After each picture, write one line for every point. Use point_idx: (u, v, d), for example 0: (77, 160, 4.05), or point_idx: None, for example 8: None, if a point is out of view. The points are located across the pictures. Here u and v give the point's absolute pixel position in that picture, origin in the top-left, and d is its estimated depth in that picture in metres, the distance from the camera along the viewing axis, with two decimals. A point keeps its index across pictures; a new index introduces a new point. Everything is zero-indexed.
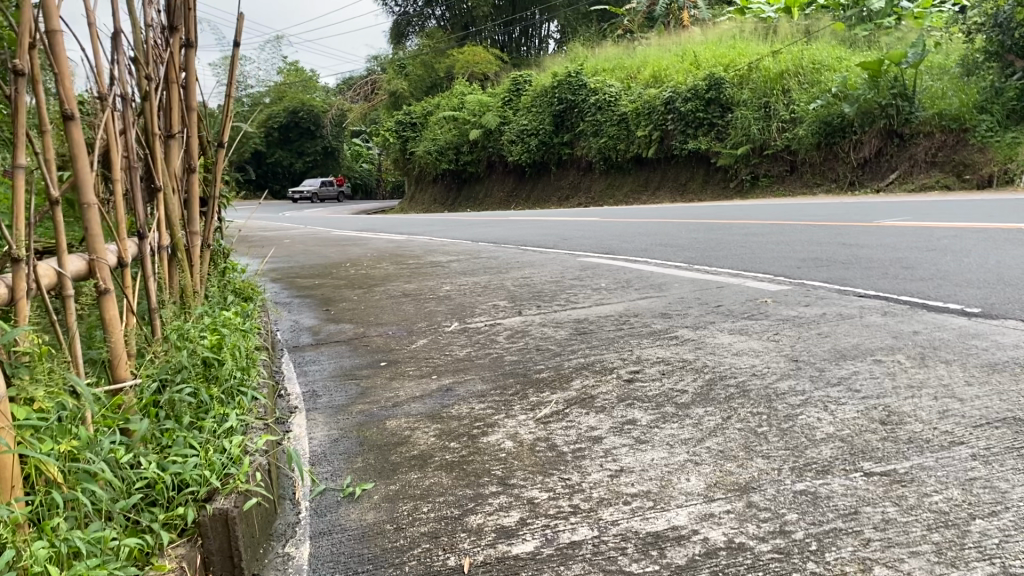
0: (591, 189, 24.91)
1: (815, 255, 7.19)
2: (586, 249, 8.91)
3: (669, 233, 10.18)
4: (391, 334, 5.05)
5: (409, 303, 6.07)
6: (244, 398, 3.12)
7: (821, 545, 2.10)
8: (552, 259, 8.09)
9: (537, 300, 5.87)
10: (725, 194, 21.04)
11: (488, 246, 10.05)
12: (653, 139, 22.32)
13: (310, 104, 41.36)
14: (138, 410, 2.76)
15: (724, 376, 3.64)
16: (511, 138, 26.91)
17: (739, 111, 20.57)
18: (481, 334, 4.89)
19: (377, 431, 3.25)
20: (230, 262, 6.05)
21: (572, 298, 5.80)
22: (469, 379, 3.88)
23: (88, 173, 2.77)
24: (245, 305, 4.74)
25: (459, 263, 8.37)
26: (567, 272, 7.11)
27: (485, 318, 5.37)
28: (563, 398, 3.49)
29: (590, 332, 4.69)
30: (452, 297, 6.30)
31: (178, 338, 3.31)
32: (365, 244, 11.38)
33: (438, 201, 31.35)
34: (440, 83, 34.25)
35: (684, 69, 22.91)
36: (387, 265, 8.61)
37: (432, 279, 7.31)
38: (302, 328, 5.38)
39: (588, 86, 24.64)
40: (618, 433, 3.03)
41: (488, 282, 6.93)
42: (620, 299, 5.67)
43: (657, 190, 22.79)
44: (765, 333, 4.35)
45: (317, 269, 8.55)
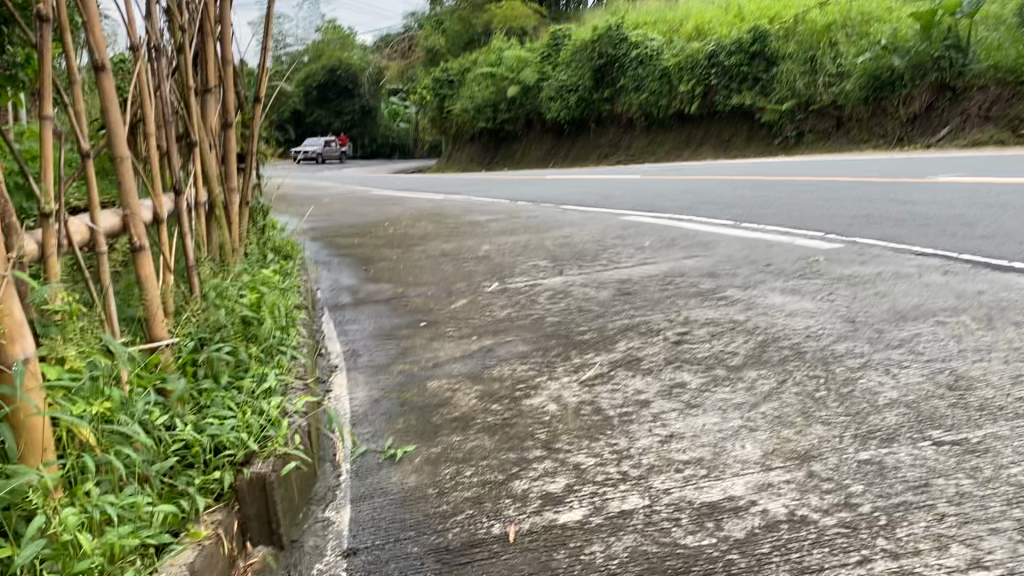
0: (631, 147, 24.49)
1: (868, 212, 6.91)
2: (629, 208, 8.72)
3: (713, 191, 9.92)
4: (431, 293, 4.96)
5: (449, 263, 5.98)
6: (284, 358, 3.06)
7: (890, 520, 1.97)
8: (593, 218, 7.93)
9: (579, 259, 5.73)
10: (769, 151, 20.53)
11: (528, 204, 9.91)
12: (696, 95, 21.81)
13: (348, 62, 41.19)
14: (176, 369, 2.72)
15: (778, 338, 3.48)
16: (550, 95, 26.54)
17: (785, 64, 19.97)
18: (522, 294, 4.78)
19: (418, 392, 3.17)
20: (269, 220, 6.00)
21: (615, 258, 5.66)
22: (511, 339, 3.78)
23: (121, 128, 2.70)
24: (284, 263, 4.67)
25: (498, 222, 8.25)
26: (609, 230, 6.95)
27: (526, 278, 5.25)
28: (608, 360, 3.37)
29: (634, 292, 4.55)
30: (492, 256, 6.19)
31: (217, 297, 3.26)
32: (404, 202, 11.31)
33: (476, 159, 31.14)
34: (478, 39, 33.81)
35: (729, 21, 22.25)
36: (426, 224, 8.53)
37: (471, 238, 7.20)
38: (341, 287, 5.31)
39: (629, 40, 24.12)
40: (667, 398, 2.90)
41: (529, 240, 6.80)
42: (665, 258, 5.50)
43: (699, 147, 22.30)
44: (819, 293, 4.17)
45: (356, 227, 8.50)
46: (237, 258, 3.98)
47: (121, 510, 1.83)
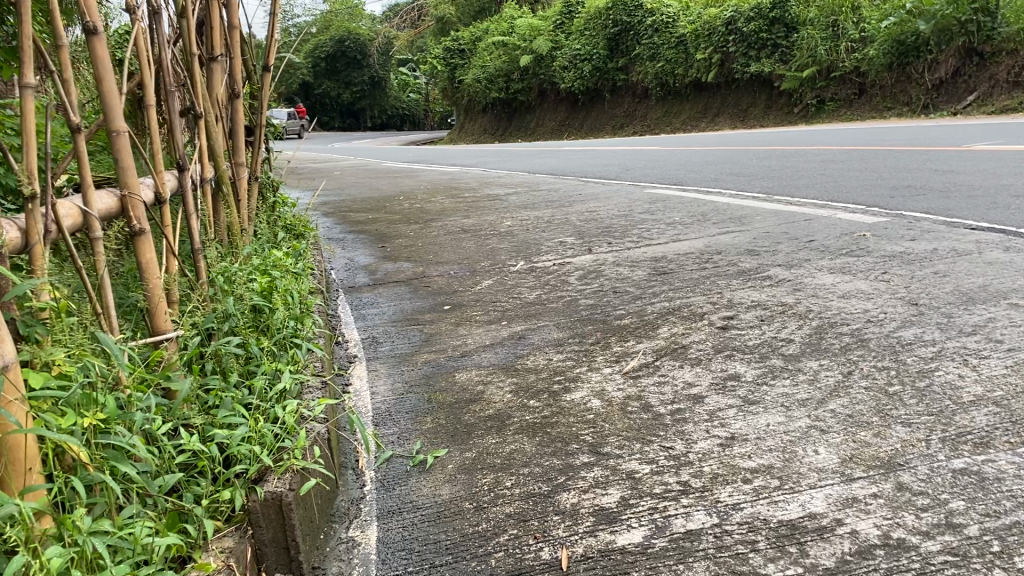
0: (646, 117, 24.00)
1: (908, 182, 6.57)
2: (652, 180, 8.39)
3: (737, 161, 9.58)
4: (453, 274, 4.68)
5: (470, 240, 5.69)
6: (299, 351, 2.79)
7: (1005, 546, 1.70)
8: (617, 191, 7.62)
9: (606, 236, 5.43)
10: (788, 120, 20.03)
11: (547, 177, 9.59)
12: (713, 63, 21.30)
13: (358, 33, 40.63)
14: (180, 365, 2.46)
15: (836, 324, 3.19)
16: (564, 64, 26.00)
17: (805, 30, 19.42)
18: (550, 274, 4.50)
19: (446, 385, 2.90)
20: (280, 196, 5.72)
21: (646, 234, 5.36)
22: (543, 325, 3.50)
23: (116, 99, 2.41)
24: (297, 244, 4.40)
25: (518, 196, 7.95)
26: (636, 204, 6.64)
27: (552, 256, 4.96)
28: (651, 349, 3.09)
29: (670, 272, 4.26)
30: (514, 233, 5.90)
31: (226, 284, 3.00)
32: (419, 176, 11.00)
33: (488, 131, 30.68)
34: (489, 8, 33.23)
35: None
36: (443, 198, 8.24)
37: (491, 213, 6.91)
38: (357, 267, 5.04)
39: (645, 6, 23.55)
40: (721, 392, 2.63)
41: (551, 216, 6.51)
42: (699, 235, 5.20)
43: (717, 116, 21.80)
44: (871, 271, 3.87)
45: (370, 202, 8.22)
46: (247, 239, 3.72)
47: (116, 541, 1.58)
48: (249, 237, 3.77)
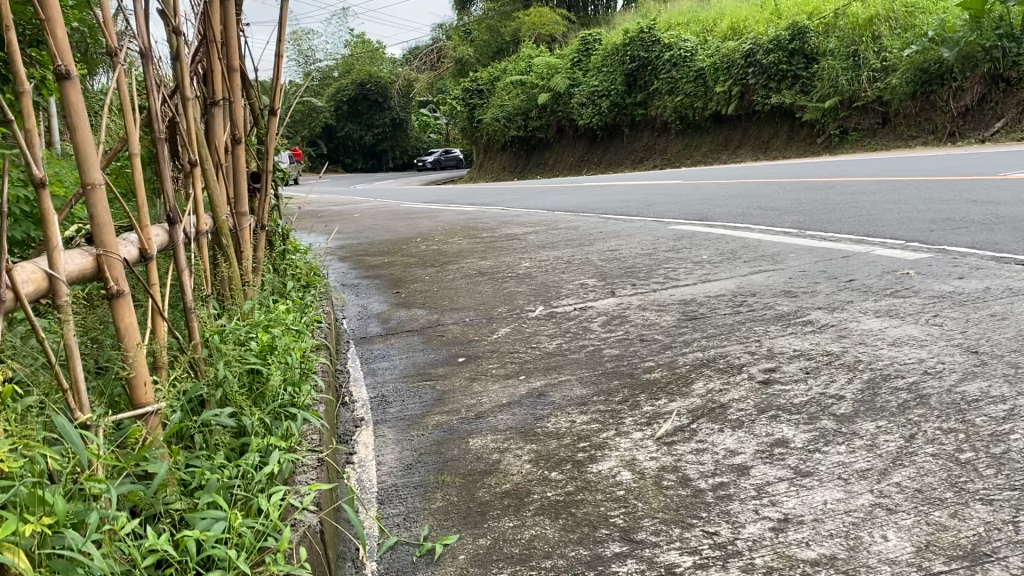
0: (666, 151, 23.80)
1: (948, 214, 6.25)
2: (676, 216, 8.12)
3: (763, 195, 9.29)
4: (469, 322, 4.42)
5: (487, 284, 5.44)
6: (296, 420, 2.54)
7: None
8: (640, 228, 7.35)
9: (631, 277, 5.16)
10: (811, 151, 19.74)
11: (567, 215, 9.35)
12: (733, 95, 21.12)
13: (377, 76, 41.01)
14: (161, 442, 2.22)
15: (889, 376, 2.89)
16: (582, 100, 25.94)
17: (826, 60, 19.21)
18: (571, 320, 4.22)
19: (459, 453, 2.63)
20: (289, 242, 5.51)
21: (673, 275, 5.08)
22: (566, 380, 3.22)
23: (93, 149, 2.17)
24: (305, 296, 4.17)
25: (537, 235, 7.70)
26: (660, 242, 6.37)
27: (574, 300, 4.69)
28: (685, 408, 2.80)
29: (701, 317, 3.97)
30: (533, 275, 5.64)
31: (221, 345, 2.78)
32: (436, 216, 10.80)
33: (507, 168, 30.62)
34: (506, 48, 33.41)
35: (766, 18, 21.56)
36: (460, 239, 8.01)
37: (509, 254, 6.66)
38: (369, 315, 4.79)
39: (662, 41, 23.47)
40: (768, 462, 2.34)
41: (572, 255, 6.25)
42: (728, 275, 4.91)
43: (738, 149, 21.56)
44: (921, 314, 3.57)
45: (386, 245, 8.01)
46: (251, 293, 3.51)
47: None
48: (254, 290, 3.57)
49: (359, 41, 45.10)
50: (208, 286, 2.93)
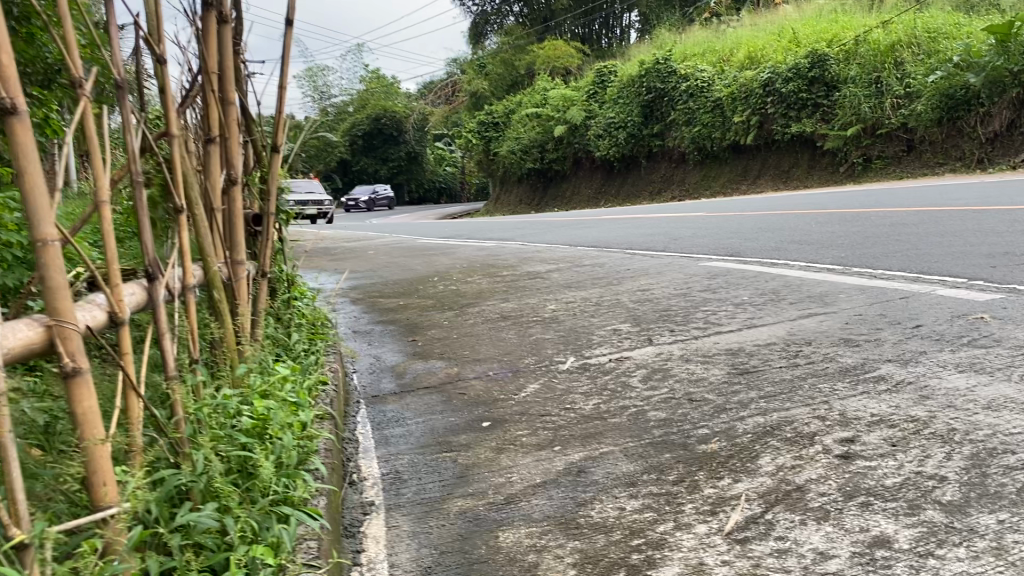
0: (685, 181, 23.41)
1: (1006, 247, 5.79)
2: (706, 251, 7.70)
3: (797, 227, 8.85)
4: (493, 375, 3.99)
5: (510, 329, 5.03)
6: (290, 521, 2.12)
7: None
8: (669, 265, 6.93)
9: (667, 321, 4.73)
10: (834, 179, 19.28)
11: (590, 250, 8.96)
12: (752, 125, 20.76)
13: (392, 111, 41.07)
14: (122, 555, 1.82)
15: (997, 450, 2.44)
16: (598, 132, 25.65)
17: (847, 88, 18.85)
18: (607, 373, 3.79)
19: (487, 552, 2.20)
20: (297, 288, 5.13)
21: (714, 319, 4.64)
22: (608, 452, 2.79)
23: (46, 199, 1.77)
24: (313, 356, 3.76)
25: (561, 274, 7.29)
26: (694, 281, 5.95)
27: (608, 348, 4.26)
28: (755, 493, 2.36)
29: (755, 371, 3.53)
30: (560, 319, 5.22)
31: (209, 422, 2.39)
32: (453, 253, 10.42)
33: (523, 201, 30.30)
34: (520, 81, 33.32)
35: (784, 47, 21.26)
36: (479, 278, 7.62)
37: (532, 295, 6.25)
38: (383, 368, 4.38)
39: (679, 72, 23.19)
40: (872, 571, 1.90)
41: (600, 296, 5.83)
42: (776, 319, 4.47)
43: (758, 179, 21.12)
44: (1013, 369, 3.11)
45: (401, 285, 7.63)
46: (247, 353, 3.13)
47: None
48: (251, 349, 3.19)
49: (374, 77, 45.32)
50: (195, 349, 2.55)
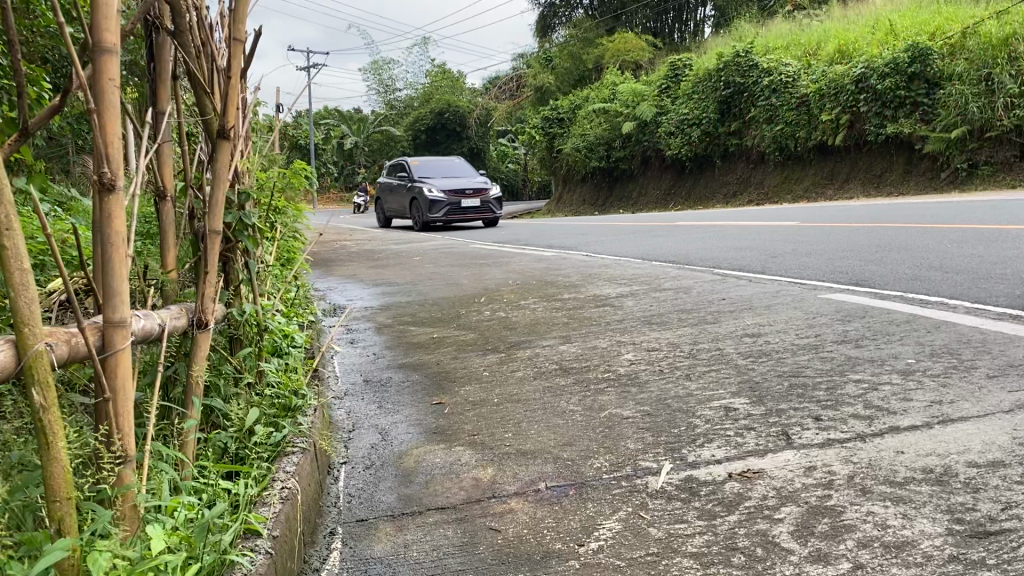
0: (763, 184, 21.43)
1: None
2: (820, 278, 6.14)
3: (927, 245, 7.20)
4: (545, 491, 2.58)
5: (572, 394, 3.60)
6: None
7: None
8: (779, 297, 5.40)
9: (805, 399, 3.25)
10: (934, 186, 17.26)
11: (669, 268, 7.46)
12: (841, 125, 18.83)
13: (456, 105, 39.73)
14: None
15: None
16: (670, 130, 23.78)
17: (952, 86, 16.84)
18: (733, 509, 2.35)
19: None
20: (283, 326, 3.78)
21: (877, 401, 3.14)
22: None
23: None
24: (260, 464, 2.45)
25: (636, 301, 5.84)
26: (821, 327, 4.44)
27: (721, 448, 2.81)
28: None
29: (996, 533, 2.07)
30: (641, 378, 3.77)
31: None
32: (507, 264, 9.02)
33: (588, 201, 28.54)
34: (587, 76, 31.75)
35: (879, 40, 19.25)
36: (533, 302, 6.20)
37: (602, 334, 4.81)
38: (383, 458, 2.99)
39: (761, 66, 21.28)
40: None
41: (694, 341, 4.36)
42: (978, 409, 2.96)
43: (846, 183, 19.18)
44: None
45: (439, 307, 6.28)
46: (128, 474, 1.90)
47: None
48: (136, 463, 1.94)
49: (438, 70, 44.07)
50: None
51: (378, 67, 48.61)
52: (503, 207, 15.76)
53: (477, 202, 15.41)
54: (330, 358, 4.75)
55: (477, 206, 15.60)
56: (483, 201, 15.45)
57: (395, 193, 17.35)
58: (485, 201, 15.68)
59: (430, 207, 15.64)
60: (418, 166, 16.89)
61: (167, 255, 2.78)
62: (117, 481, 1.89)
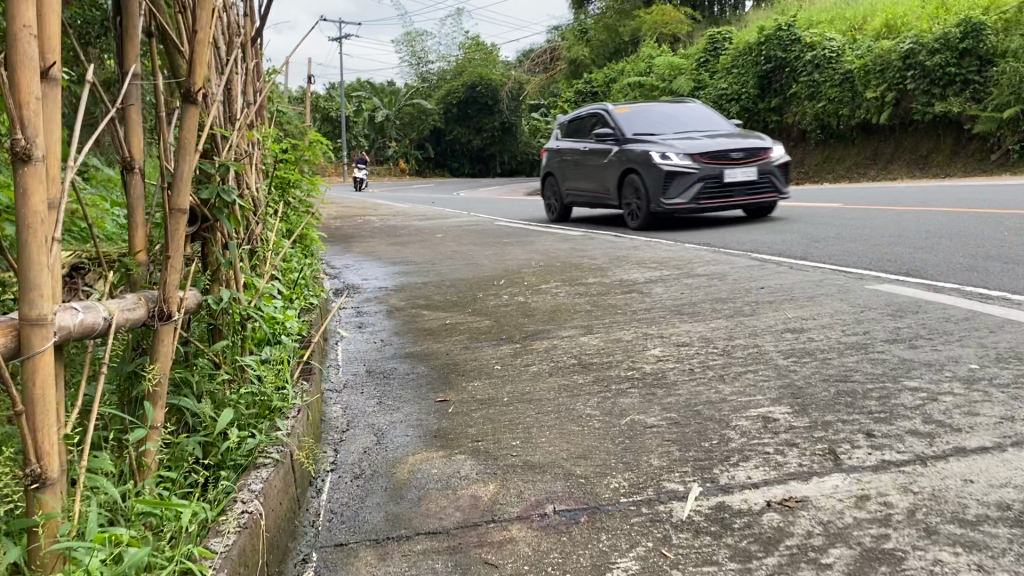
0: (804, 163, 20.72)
1: None
2: (866, 266, 5.69)
3: (982, 232, 6.69)
4: (552, 516, 2.24)
5: (591, 395, 3.24)
6: None
7: None
8: (821, 288, 4.98)
9: (853, 410, 2.86)
10: (983, 168, 16.50)
11: (702, 251, 7.05)
12: (886, 103, 18.08)
13: (489, 79, 39.14)
14: None
15: None
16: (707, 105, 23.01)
17: (1006, 63, 16.02)
18: (773, 551, 1.99)
19: None
20: (277, 313, 3.46)
21: (937, 416, 2.75)
22: None
23: None
24: (222, 483, 2.14)
25: (665, 288, 5.46)
26: (869, 324, 4.02)
27: (757, 469, 2.45)
28: None
29: None
30: (669, 378, 3.41)
31: None
32: (532, 243, 8.66)
33: None
34: (624, 48, 30.98)
35: (929, 14, 18.36)
36: (557, 286, 5.83)
37: (628, 324, 4.44)
38: (372, 467, 2.67)
39: (803, 40, 20.51)
40: None
41: (729, 336, 3.98)
42: None
43: (889, 164, 18.45)
44: None
45: (457, 289, 5.94)
46: (47, 500, 1.60)
47: None
48: (63, 487, 1.64)
49: (472, 42, 43.44)
50: None
51: (412, 38, 48.09)
52: (790, 183, 8.67)
53: (754, 171, 8.31)
54: (335, 344, 4.44)
55: (749, 180, 8.38)
56: (762, 171, 8.39)
57: (575, 151, 10.57)
58: (762, 172, 8.49)
59: (664, 185, 8.52)
60: (624, 118, 9.69)
61: (134, 236, 2.47)
62: (34, 508, 1.60)
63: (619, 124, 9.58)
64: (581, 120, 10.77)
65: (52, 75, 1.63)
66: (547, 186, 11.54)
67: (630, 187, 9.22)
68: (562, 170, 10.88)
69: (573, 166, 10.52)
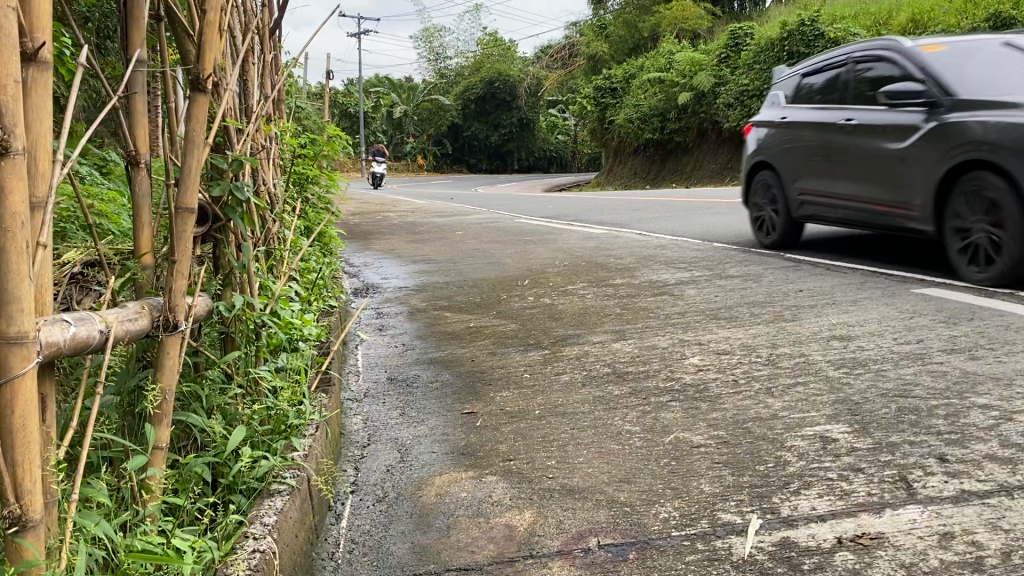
0: None
1: None
2: (909, 268, 5.43)
3: None
4: (597, 551, 2.01)
5: (629, 409, 3.01)
6: None
7: None
8: (864, 292, 4.72)
9: (920, 430, 2.61)
10: None
11: (732, 251, 6.79)
12: None
13: (506, 75, 38.84)
14: None
15: None
16: (728, 102, 22.68)
17: None
18: None
19: None
20: (295, 317, 3.26)
21: (1017, 439, 2.49)
22: None
23: None
24: (233, 515, 1.94)
25: (697, 290, 5.22)
26: (921, 332, 3.76)
27: (822, 498, 2.21)
28: None
29: None
30: (712, 390, 3.17)
31: None
32: (554, 241, 8.44)
33: (639, 174, 27.60)
34: (643, 44, 30.64)
35: (958, 8, 17.89)
36: (582, 287, 5.60)
37: (662, 329, 4.21)
38: (397, 489, 2.45)
39: (827, 35, 20.12)
40: None
41: (772, 344, 3.74)
42: None
43: None
44: None
45: (479, 290, 5.72)
46: (29, 546, 1.39)
47: None
48: (46, 530, 1.44)
49: (490, 38, 43.20)
50: None
51: (430, 34, 47.99)
52: None
53: None
54: (354, 349, 4.24)
55: None
56: None
57: (868, 150, 5.40)
58: None
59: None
60: (940, 60, 5.03)
61: (141, 237, 2.27)
62: (15, 556, 1.40)
63: (938, 74, 4.91)
64: (826, 81, 6.06)
65: (42, 59, 1.43)
66: (754, 195, 6.80)
67: (970, 195, 4.66)
68: (782, 165, 6.33)
69: (806, 157, 6.04)
